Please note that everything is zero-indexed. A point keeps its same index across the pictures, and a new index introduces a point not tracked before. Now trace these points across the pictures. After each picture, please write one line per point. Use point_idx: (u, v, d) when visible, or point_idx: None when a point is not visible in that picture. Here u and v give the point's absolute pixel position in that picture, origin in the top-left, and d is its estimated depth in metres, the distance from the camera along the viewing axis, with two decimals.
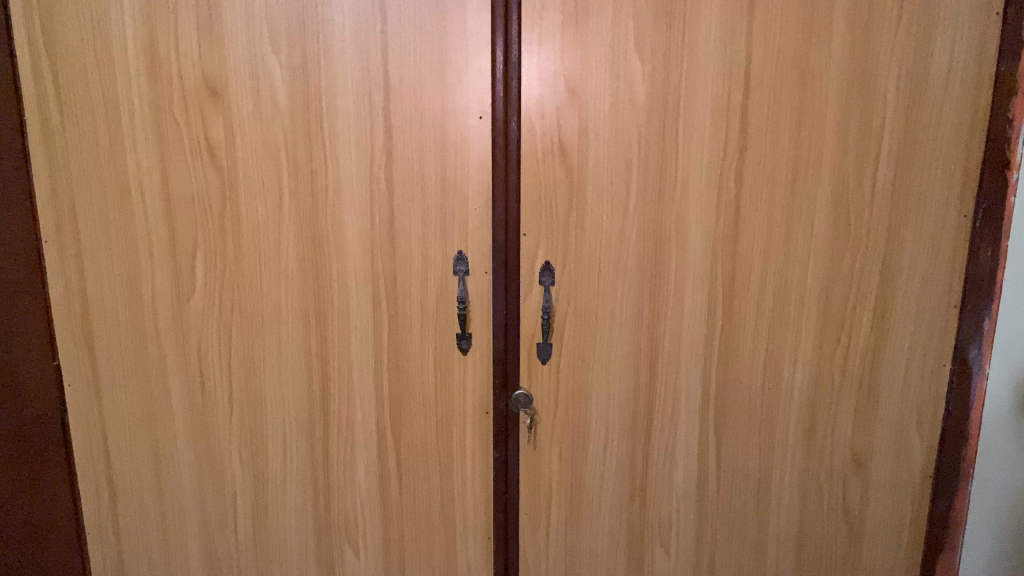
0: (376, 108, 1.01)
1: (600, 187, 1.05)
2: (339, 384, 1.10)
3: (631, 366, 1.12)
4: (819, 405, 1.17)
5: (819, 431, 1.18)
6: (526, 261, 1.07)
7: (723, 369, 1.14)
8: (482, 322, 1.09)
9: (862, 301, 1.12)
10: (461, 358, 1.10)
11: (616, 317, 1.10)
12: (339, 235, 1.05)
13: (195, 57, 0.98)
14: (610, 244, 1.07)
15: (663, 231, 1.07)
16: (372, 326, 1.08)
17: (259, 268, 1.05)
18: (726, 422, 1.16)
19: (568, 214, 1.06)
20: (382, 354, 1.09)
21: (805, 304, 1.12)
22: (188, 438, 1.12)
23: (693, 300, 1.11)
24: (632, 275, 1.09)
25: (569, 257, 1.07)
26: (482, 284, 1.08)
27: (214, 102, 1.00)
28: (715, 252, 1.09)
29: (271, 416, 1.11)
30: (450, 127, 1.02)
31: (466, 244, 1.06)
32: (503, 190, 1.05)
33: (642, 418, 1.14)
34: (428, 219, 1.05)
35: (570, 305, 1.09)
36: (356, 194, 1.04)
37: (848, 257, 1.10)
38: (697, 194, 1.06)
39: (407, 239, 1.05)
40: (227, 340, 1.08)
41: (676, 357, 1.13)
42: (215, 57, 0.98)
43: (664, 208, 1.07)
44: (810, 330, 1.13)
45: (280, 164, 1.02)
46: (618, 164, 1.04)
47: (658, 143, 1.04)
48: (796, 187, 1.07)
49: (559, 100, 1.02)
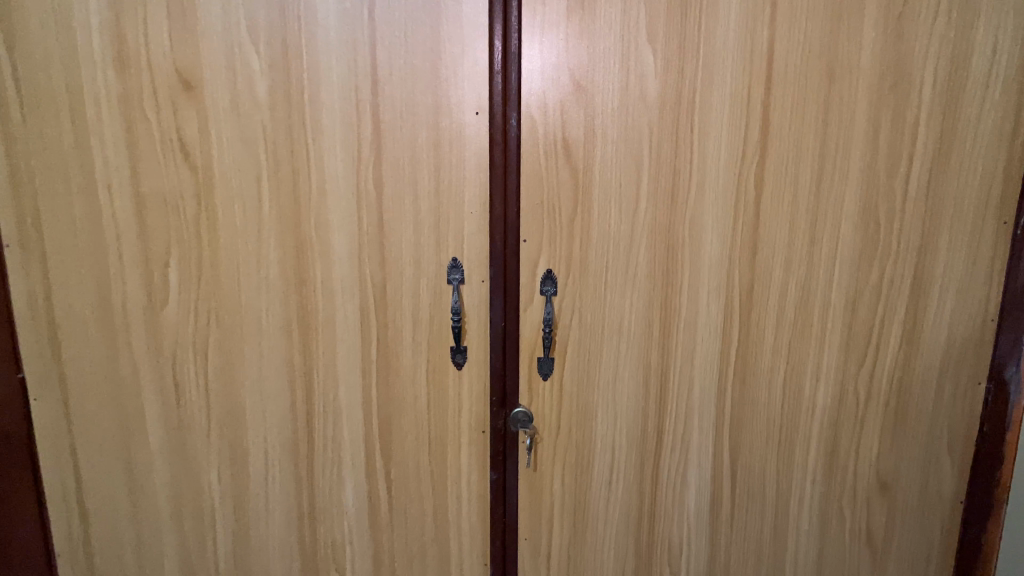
0: (363, 102, 0.92)
1: (606, 188, 0.97)
2: (325, 400, 1.03)
3: (640, 381, 1.04)
4: (843, 424, 1.08)
5: (842, 453, 1.09)
6: (527, 268, 0.99)
7: (739, 385, 1.05)
8: (478, 335, 1.01)
9: (891, 313, 1.03)
10: (456, 372, 1.02)
11: (623, 329, 1.02)
12: (323, 240, 0.97)
13: (166, 46, 0.91)
14: (618, 252, 0.99)
15: (676, 237, 0.99)
16: (360, 337, 1.00)
17: (238, 275, 0.98)
18: (741, 443, 1.08)
19: (572, 218, 0.97)
20: (371, 368, 1.01)
21: (829, 316, 1.03)
22: (163, 455, 1.04)
23: (707, 312, 1.02)
24: (642, 285, 1.00)
25: (573, 265, 0.99)
26: (479, 294, 1.00)
27: (188, 95, 0.92)
28: (732, 260, 1.00)
29: (252, 433, 1.04)
30: (445, 124, 0.93)
31: (461, 251, 0.98)
32: (501, 191, 0.96)
33: (651, 438, 1.06)
34: (419, 223, 0.97)
35: (574, 317, 1.01)
36: (342, 196, 0.95)
37: (877, 266, 1.02)
38: (713, 197, 0.98)
39: (398, 245, 0.97)
40: (204, 352, 1.00)
41: (688, 373, 1.04)
42: (189, 46, 0.91)
43: (677, 213, 0.98)
44: (834, 345, 1.05)
45: (260, 163, 0.95)
46: (628, 165, 0.96)
47: (671, 141, 0.96)
48: (821, 190, 0.99)
49: (563, 94, 0.93)
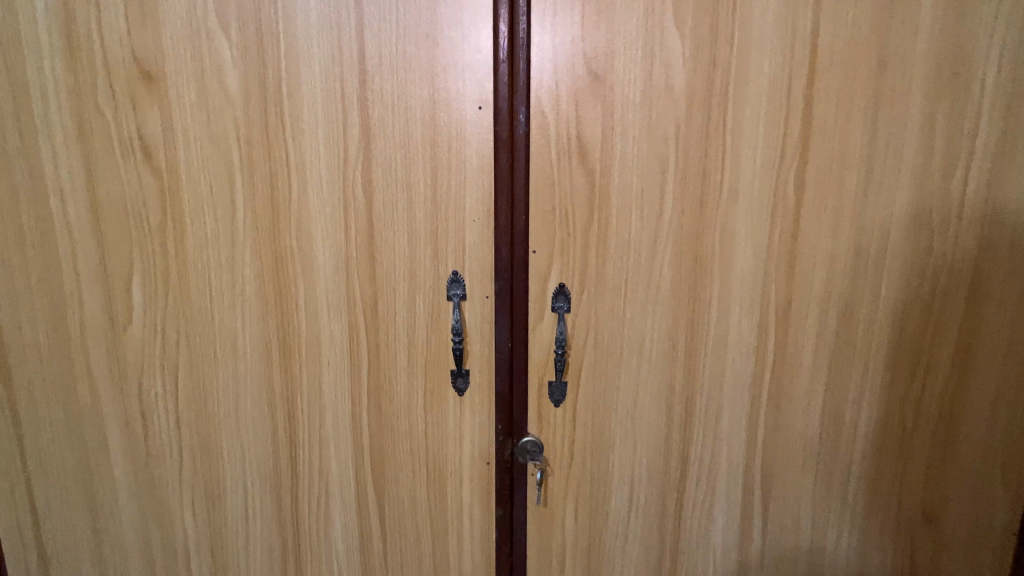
0: (349, 96, 0.81)
1: (626, 193, 0.85)
2: (310, 429, 0.92)
3: (662, 407, 0.93)
4: (886, 453, 0.97)
5: (884, 483, 0.98)
6: (536, 283, 0.88)
7: (772, 410, 0.95)
8: (482, 357, 0.90)
9: (943, 330, 0.92)
10: (456, 399, 0.91)
11: (644, 350, 0.91)
12: (306, 253, 0.86)
13: (122, 33, 0.79)
14: (639, 264, 0.88)
15: (703, 247, 0.88)
16: (348, 360, 0.89)
17: (211, 292, 0.87)
18: (774, 473, 0.97)
19: (587, 226, 0.86)
20: (362, 394, 0.91)
21: (873, 333, 0.93)
22: (130, 490, 0.94)
23: (738, 330, 0.91)
24: (665, 300, 0.89)
25: (588, 279, 0.88)
26: (483, 311, 0.89)
27: (149, 89, 0.81)
28: (767, 272, 0.89)
29: (229, 466, 0.93)
30: (442, 122, 0.82)
31: (462, 264, 0.86)
32: (508, 196, 0.85)
33: (674, 468, 0.95)
34: (414, 233, 0.85)
35: (590, 336, 0.90)
36: (328, 202, 0.84)
37: (929, 278, 0.90)
38: (747, 202, 0.87)
39: (390, 258, 0.86)
40: (173, 377, 0.90)
41: (716, 396, 0.94)
42: (148, 33, 0.79)
43: (705, 220, 0.87)
44: (879, 365, 0.94)
45: (233, 165, 0.83)
46: (651, 167, 0.85)
47: (699, 139, 0.84)
48: (868, 193, 0.88)
49: (577, 86, 0.82)
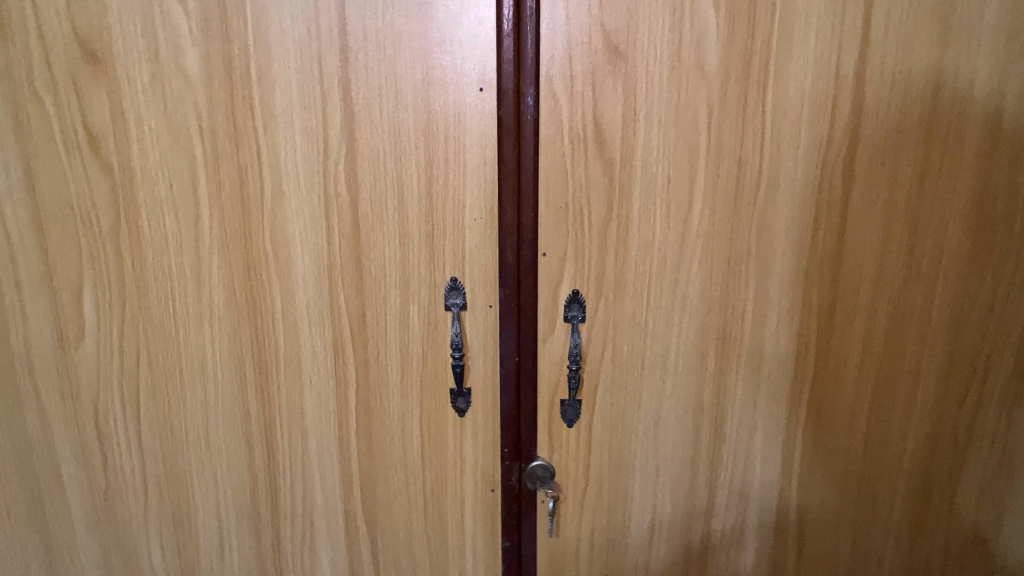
0: (329, 78, 0.69)
1: (650, 186, 0.74)
2: (290, 456, 0.81)
3: (688, 425, 0.83)
4: (936, 473, 0.87)
5: (934, 506, 0.88)
6: (546, 290, 0.77)
7: (811, 428, 0.84)
8: (485, 374, 0.80)
9: (1003, 338, 0.82)
10: (456, 420, 0.81)
11: (668, 363, 0.81)
12: (284, 258, 0.75)
13: (60, 5, 0.67)
14: (664, 267, 0.77)
15: (736, 246, 0.77)
16: (333, 379, 0.79)
17: (173, 304, 0.76)
18: (811, 496, 0.87)
19: (605, 225, 0.75)
20: (349, 416, 0.80)
21: (927, 341, 0.82)
22: (89, 524, 0.84)
23: (775, 339, 0.81)
24: (693, 307, 0.79)
25: (605, 284, 0.77)
26: (486, 323, 0.78)
27: (94, 71, 0.69)
28: (808, 274, 0.79)
29: (200, 496, 0.83)
30: (437, 107, 0.71)
31: (462, 269, 0.76)
32: (514, 192, 0.74)
33: (701, 491, 0.86)
34: (406, 235, 0.74)
35: (607, 349, 0.80)
36: (306, 201, 0.73)
37: (990, 279, 0.80)
38: (787, 195, 0.76)
39: (380, 263, 0.75)
40: (134, 399, 0.79)
41: (748, 413, 0.83)
42: (91, 5, 0.67)
43: (740, 216, 0.76)
44: (930, 377, 0.83)
45: (195, 159, 0.72)
46: (678, 156, 0.74)
47: (735, 125, 0.73)
48: (925, 184, 0.77)
49: (594, 64, 0.70)
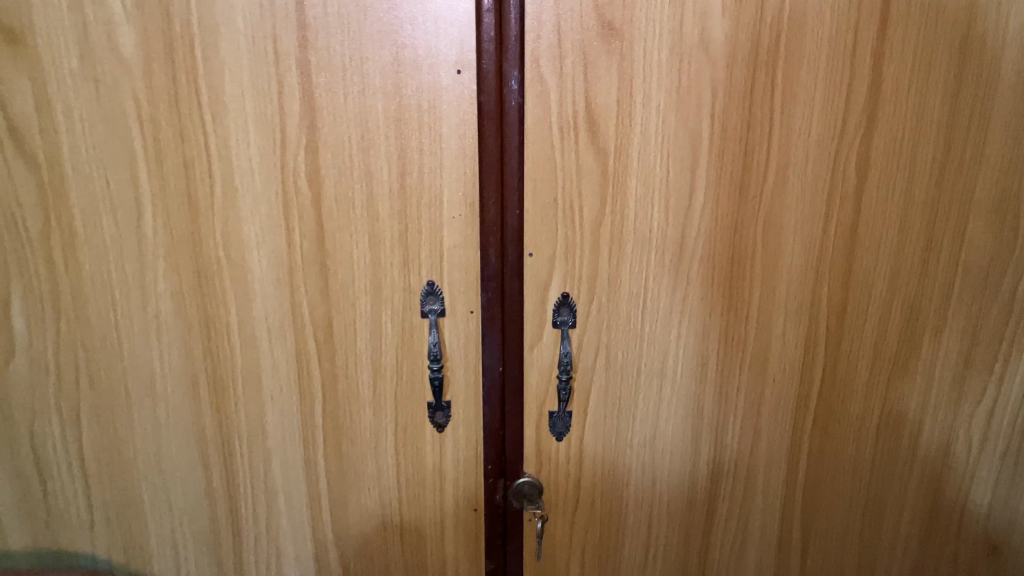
0: (286, 59, 0.61)
1: (647, 178, 0.67)
2: (252, 478, 0.74)
3: (687, 436, 0.77)
4: (948, 481, 0.81)
5: (945, 515, 0.82)
6: (533, 293, 0.70)
7: (818, 435, 0.78)
8: (466, 387, 0.72)
9: (1021, 338, 0.76)
10: (435, 436, 0.74)
11: (666, 370, 0.74)
12: (240, 262, 0.67)
13: None
14: (663, 265, 0.70)
15: (741, 244, 0.70)
16: (298, 394, 0.71)
17: (116, 316, 0.68)
18: (817, 506, 0.81)
19: (598, 222, 0.68)
20: (316, 435, 0.73)
21: (942, 343, 0.76)
22: (31, 555, 0.76)
23: (780, 342, 0.74)
24: (693, 309, 0.72)
25: (598, 285, 0.70)
26: (467, 331, 0.71)
27: (14, 54, 0.61)
28: (818, 271, 0.72)
29: (153, 524, 0.75)
30: (408, 91, 0.63)
31: (439, 272, 0.68)
32: (496, 186, 0.66)
33: (700, 505, 0.80)
34: (377, 234, 0.67)
35: (600, 356, 0.73)
36: (261, 198, 0.66)
37: (1010, 276, 0.74)
38: (797, 186, 0.69)
39: (347, 266, 0.68)
40: (75, 420, 0.71)
41: (752, 422, 0.77)
42: None
43: (746, 210, 0.69)
44: (946, 381, 0.77)
45: (135, 152, 0.64)
46: (678, 144, 0.67)
47: (741, 109, 0.66)
48: (945, 172, 0.70)
49: (585, 43, 0.63)
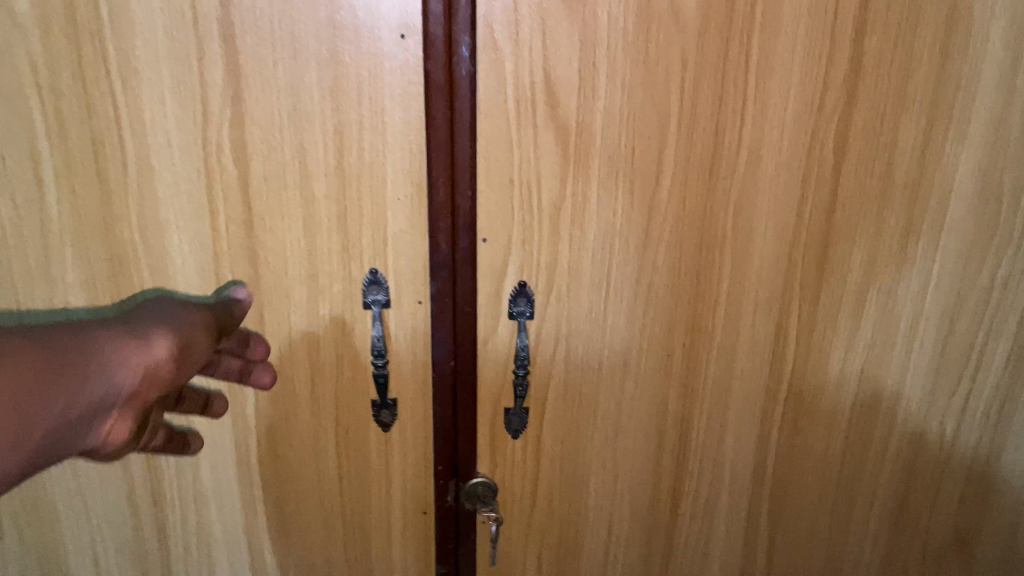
0: (205, 20, 0.54)
1: (611, 157, 0.62)
2: (178, 481, 0.69)
3: (651, 431, 0.72)
4: (920, 473, 0.78)
5: (915, 507, 0.79)
6: (487, 282, 0.65)
7: (788, 429, 0.74)
8: (414, 382, 0.67)
9: (1000, 325, 0.72)
10: (380, 434, 0.69)
11: (629, 364, 0.69)
12: (159, 250, 0.61)
13: None
14: (628, 253, 0.65)
15: (711, 228, 0.65)
16: (228, 392, 0.66)
17: (20, 310, 0.62)
18: (785, 502, 0.78)
19: (557, 204, 0.63)
20: (248, 436, 0.68)
21: (919, 331, 0.72)
22: None
23: (751, 333, 0.70)
24: (659, 299, 0.67)
25: (558, 274, 0.65)
26: (415, 323, 0.65)
27: None
28: (792, 259, 0.67)
29: (70, 529, 0.70)
30: (345, 61, 0.56)
31: (384, 259, 0.62)
32: (447, 164, 0.60)
33: (664, 502, 0.76)
34: (313, 220, 0.61)
35: (559, 349, 0.68)
36: (181, 178, 0.59)
37: (990, 261, 0.70)
38: (771, 168, 0.64)
39: (280, 254, 0.62)
40: None
41: (719, 416, 0.73)
42: None
43: (716, 193, 0.64)
44: (921, 371, 0.73)
45: (35, 126, 0.57)
46: (645, 121, 0.61)
47: (713, 83, 0.61)
48: (927, 154, 0.66)
49: (543, 6, 0.56)
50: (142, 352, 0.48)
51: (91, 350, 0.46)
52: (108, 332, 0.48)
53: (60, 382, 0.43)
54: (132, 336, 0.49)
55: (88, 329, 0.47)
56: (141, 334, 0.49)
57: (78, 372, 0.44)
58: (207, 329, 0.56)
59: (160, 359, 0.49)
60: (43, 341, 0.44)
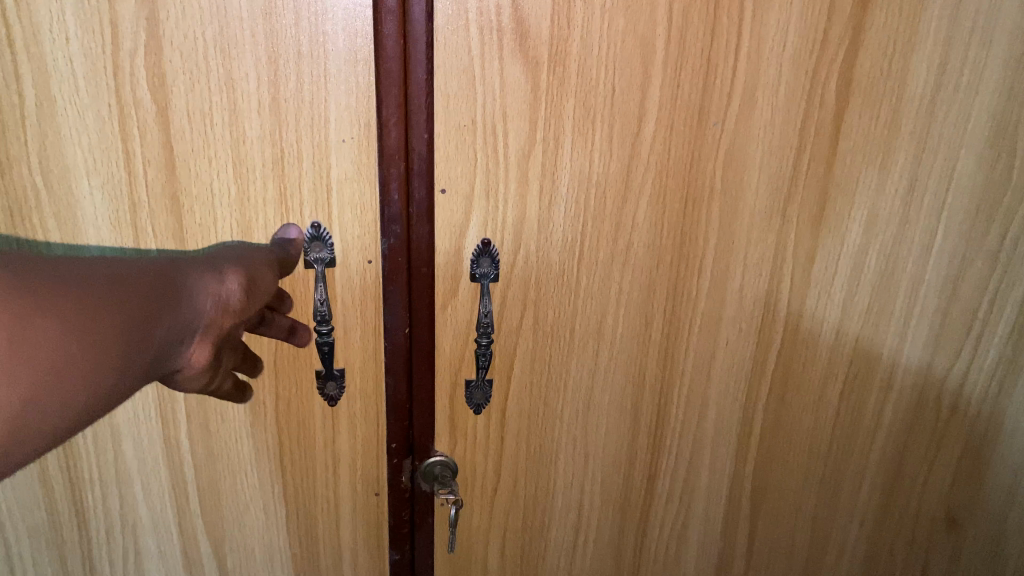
0: None
1: (587, 97, 0.54)
2: (98, 460, 0.61)
3: (627, 406, 0.66)
4: (912, 450, 0.72)
5: (905, 486, 0.74)
6: (446, 239, 0.57)
7: (775, 404, 0.68)
8: (364, 350, 0.60)
9: (1006, 292, 0.67)
10: (326, 407, 0.62)
11: (604, 332, 0.62)
12: (64, 198, 0.53)
13: None
14: (604, 208, 0.58)
15: (697, 181, 0.58)
16: None
17: None
18: (769, 481, 0.72)
19: (525, 151, 0.55)
20: (175, 411, 0.60)
21: (919, 298, 0.66)
22: None
23: (738, 299, 0.63)
24: (639, 261, 0.60)
25: (526, 231, 0.58)
26: (364, 285, 0.58)
27: None
28: (785, 217, 0.61)
29: None
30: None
31: (328, 210, 0.55)
32: (398, 101, 0.52)
33: (639, 482, 0.69)
34: (245, 164, 0.53)
35: (526, 315, 0.61)
36: (86, 113, 0.51)
37: (999, 222, 0.64)
38: (766, 115, 0.57)
39: (207, 203, 0.54)
40: None
41: (701, 389, 0.67)
42: None
43: (705, 141, 0.57)
44: (919, 340, 0.68)
45: None
46: (626, 56, 0.54)
47: (703, 14, 0.53)
48: (937, 101, 0.59)
49: None
50: (215, 285, 0.45)
51: (173, 283, 0.42)
52: (182, 266, 0.44)
53: (149, 313, 0.39)
54: (208, 271, 0.45)
55: (164, 264, 0.43)
56: (216, 266, 0.46)
57: (166, 304, 0.40)
58: (270, 265, 0.52)
59: (234, 292, 0.46)
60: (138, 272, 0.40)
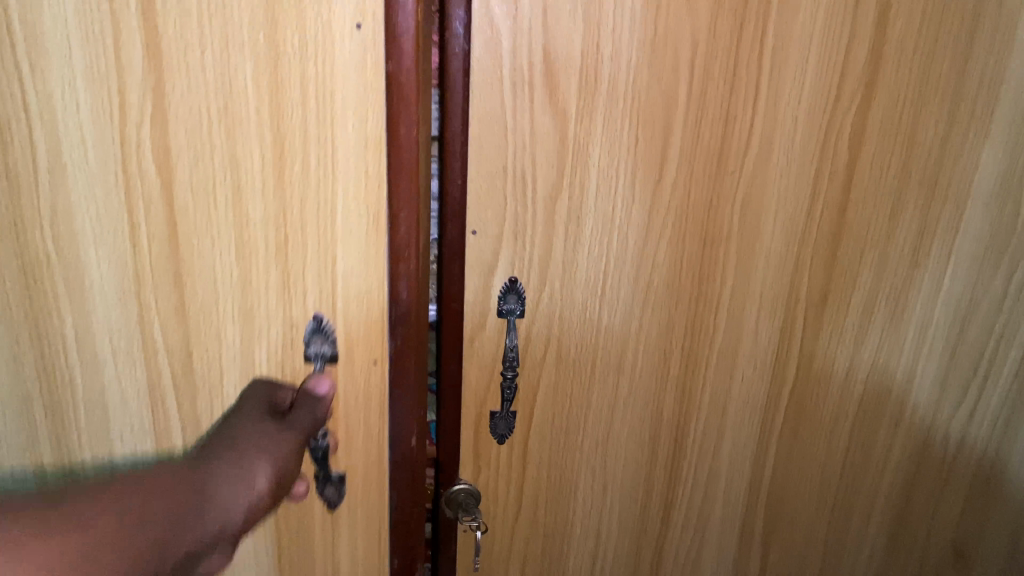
0: None
1: (612, 145, 0.57)
2: None
3: (644, 438, 0.68)
4: (921, 485, 0.75)
5: (914, 519, 0.76)
6: (475, 276, 0.60)
7: (787, 438, 0.71)
8: None
9: (1011, 333, 0.69)
10: None
11: (624, 367, 0.65)
12: None
13: None
14: (627, 249, 0.61)
15: (718, 225, 0.61)
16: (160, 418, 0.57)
17: None
18: (781, 513, 0.74)
19: (553, 195, 0.58)
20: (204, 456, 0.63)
21: (927, 338, 0.68)
22: None
23: (753, 336, 0.66)
24: (659, 300, 0.63)
25: (551, 271, 0.60)
26: None
27: None
28: (799, 258, 0.63)
29: None
30: (281, 46, 0.48)
31: None
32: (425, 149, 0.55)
33: (655, 511, 0.72)
34: (236, 245, 0.53)
35: (550, 351, 0.63)
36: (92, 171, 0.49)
37: (1004, 267, 0.66)
38: (781, 162, 0.60)
39: (207, 281, 0.53)
40: None
41: (717, 423, 0.69)
42: None
43: (723, 187, 0.60)
44: (927, 379, 0.70)
45: None
46: (651, 107, 0.57)
47: (724, 68, 0.56)
48: (946, 150, 0.62)
49: None
50: (245, 490, 0.50)
51: (201, 500, 0.48)
52: (215, 474, 0.50)
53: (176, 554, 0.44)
54: (238, 471, 0.50)
55: (200, 476, 0.49)
56: (247, 458, 0.51)
57: (189, 518, 0.46)
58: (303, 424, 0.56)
59: (261, 496, 0.51)
60: (172, 507, 0.46)
